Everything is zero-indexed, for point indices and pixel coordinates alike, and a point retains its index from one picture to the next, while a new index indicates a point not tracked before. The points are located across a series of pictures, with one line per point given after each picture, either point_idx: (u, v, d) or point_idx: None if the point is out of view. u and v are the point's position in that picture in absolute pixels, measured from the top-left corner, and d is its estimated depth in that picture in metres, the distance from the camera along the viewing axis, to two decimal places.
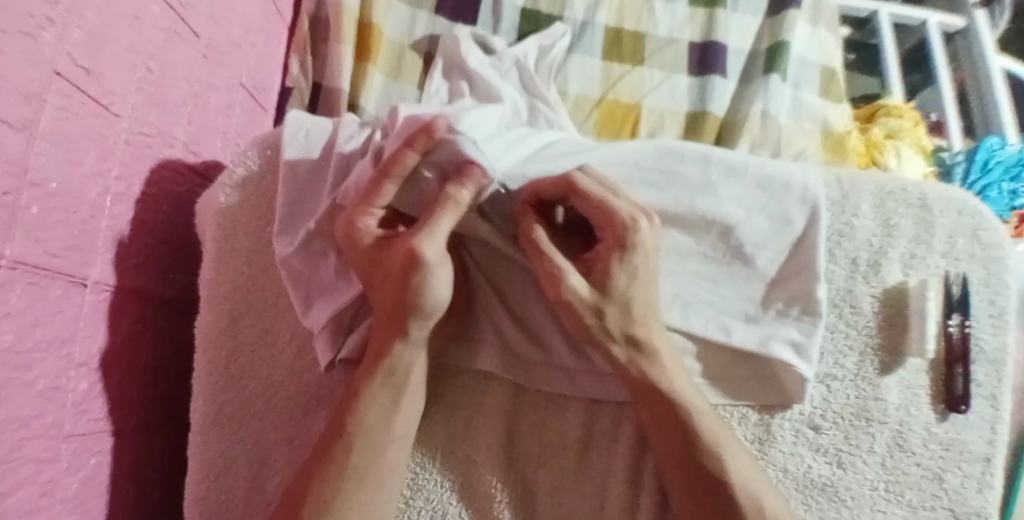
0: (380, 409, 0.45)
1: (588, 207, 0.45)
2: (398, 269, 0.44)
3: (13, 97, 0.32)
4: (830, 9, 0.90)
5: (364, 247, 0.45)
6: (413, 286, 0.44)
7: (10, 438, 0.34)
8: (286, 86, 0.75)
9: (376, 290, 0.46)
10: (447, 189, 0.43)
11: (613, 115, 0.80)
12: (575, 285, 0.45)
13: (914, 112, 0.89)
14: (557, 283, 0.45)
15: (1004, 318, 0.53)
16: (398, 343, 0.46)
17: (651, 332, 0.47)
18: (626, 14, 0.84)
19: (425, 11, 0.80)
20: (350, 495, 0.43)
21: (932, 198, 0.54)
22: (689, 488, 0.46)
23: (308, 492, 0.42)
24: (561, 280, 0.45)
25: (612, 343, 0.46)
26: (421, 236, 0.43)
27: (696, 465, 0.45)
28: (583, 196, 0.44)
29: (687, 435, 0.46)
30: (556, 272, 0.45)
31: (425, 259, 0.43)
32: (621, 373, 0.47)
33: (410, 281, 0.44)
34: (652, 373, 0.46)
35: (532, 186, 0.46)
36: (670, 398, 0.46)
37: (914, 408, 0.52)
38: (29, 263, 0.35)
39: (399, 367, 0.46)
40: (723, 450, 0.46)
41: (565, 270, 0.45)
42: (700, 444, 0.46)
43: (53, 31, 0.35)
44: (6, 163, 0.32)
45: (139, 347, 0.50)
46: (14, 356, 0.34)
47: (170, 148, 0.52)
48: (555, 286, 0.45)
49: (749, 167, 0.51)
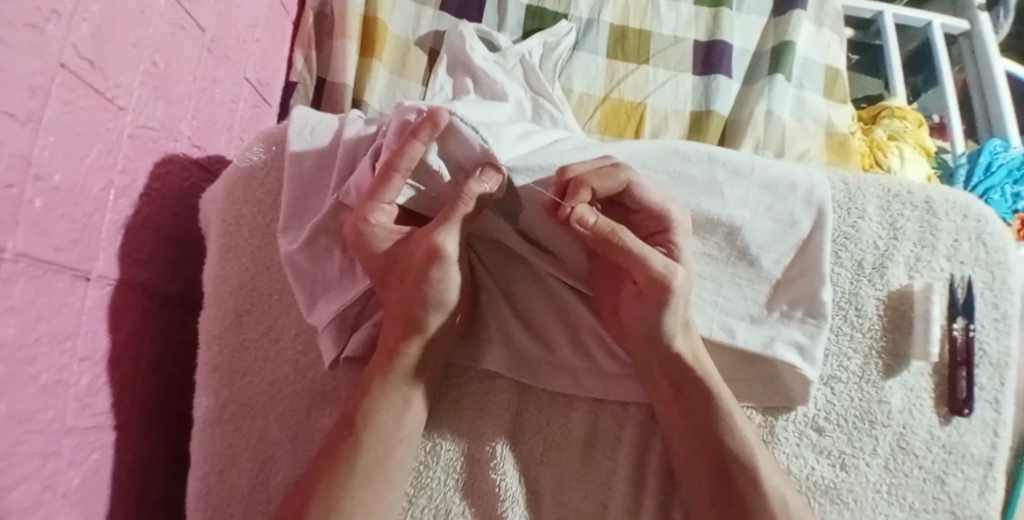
0: (393, 410, 0.45)
1: (641, 206, 0.46)
2: (416, 264, 0.45)
3: (17, 90, 0.31)
4: (835, 9, 0.90)
5: (372, 247, 0.45)
6: (431, 282, 0.45)
7: (11, 434, 0.34)
8: (290, 81, 0.75)
9: (385, 288, 0.47)
10: (468, 186, 0.43)
11: (617, 113, 0.80)
12: (681, 279, 0.44)
13: (917, 113, 0.89)
14: (659, 279, 0.44)
15: (1008, 322, 0.53)
16: (412, 345, 0.46)
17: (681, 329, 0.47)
18: (631, 12, 0.84)
19: (431, 8, 0.79)
20: (359, 493, 0.43)
21: (937, 201, 0.55)
22: (715, 487, 0.46)
23: (314, 495, 0.42)
24: (666, 277, 0.44)
25: (674, 338, 0.46)
26: (441, 231, 0.44)
27: (718, 460, 0.46)
28: (637, 191, 0.46)
29: (710, 431, 0.46)
30: (654, 270, 0.44)
31: (448, 252, 0.44)
32: (647, 364, 0.48)
33: (430, 275, 0.45)
34: (701, 362, 0.47)
35: (580, 180, 0.44)
36: (706, 392, 0.47)
37: (917, 411, 0.52)
38: (33, 257, 0.34)
39: (409, 367, 0.46)
40: (756, 449, 0.46)
41: (659, 267, 0.44)
42: (721, 441, 0.46)
43: (59, 24, 0.34)
44: (11, 156, 0.31)
45: (142, 341, 0.50)
46: (17, 351, 0.34)
47: (175, 142, 0.51)
48: (642, 279, 0.44)
49: (755, 168, 0.51)
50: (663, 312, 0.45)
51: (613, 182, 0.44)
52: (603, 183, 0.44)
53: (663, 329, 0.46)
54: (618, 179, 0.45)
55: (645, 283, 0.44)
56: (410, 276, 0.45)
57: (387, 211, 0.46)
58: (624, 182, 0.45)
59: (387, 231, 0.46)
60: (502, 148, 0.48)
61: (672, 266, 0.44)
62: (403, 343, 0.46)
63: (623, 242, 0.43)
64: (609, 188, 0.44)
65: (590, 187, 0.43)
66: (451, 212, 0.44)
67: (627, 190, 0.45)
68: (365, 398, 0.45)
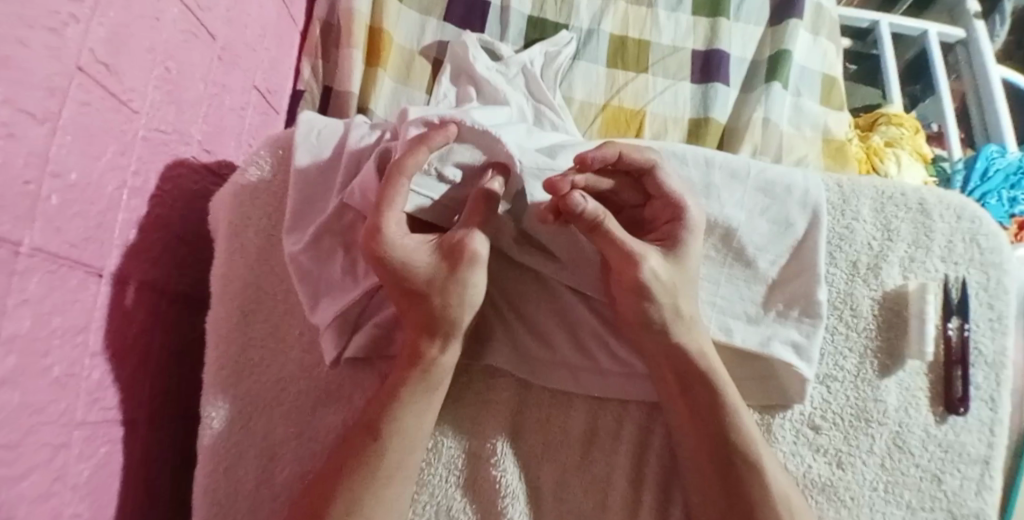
0: (415, 411, 0.46)
1: (660, 192, 0.48)
2: (447, 265, 0.46)
3: (35, 90, 0.33)
4: (831, 18, 0.92)
5: (397, 260, 0.44)
6: (462, 283, 0.46)
7: (23, 424, 0.35)
8: (297, 90, 0.77)
9: (408, 296, 0.46)
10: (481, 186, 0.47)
11: (617, 121, 0.81)
12: (652, 269, 0.47)
13: (914, 121, 0.90)
14: (633, 262, 0.46)
15: (1004, 321, 0.54)
16: (437, 340, 0.47)
17: (679, 329, 0.48)
18: (630, 22, 0.86)
19: (434, 18, 0.81)
20: (379, 493, 0.44)
21: (931, 203, 0.55)
22: (720, 486, 0.47)
23: (335, 493, 0.43)
24: (639, 260, 0.46)
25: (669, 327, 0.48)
26: (466, 232, 0.47)
27: (722, 458, 0.47)
28: (660, 176, 0.48)
29: (714, 427, 0.47)
30: (631, 253, 0.46)
31: (478, 250, 0.46)
32: (652, 359, 0.49)
33: (461, 273, 0.46)
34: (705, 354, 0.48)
35: (618, 149, 0.47)
36: (709, 387, 0.48)
37: (913, 410, 0.52)
38: (48, 252, 0.36)
39: (438, 371, 0.47)
40: (757, 442, 0.47)
41: (634, 247, 0.47)
42: (724, 433, 0.47)
43: (77, 29, 0.36)
44: (29, 155, 0.33)
45: (152, 339, 0.52)
46: (31, 342, 0.35)
47: (186, 146, 0.53)
48: (617, 262, 0.47)
49: (751, 172, 0.52)
50: (643, 298, 0.47)
51: (641, 157, 0.47)
52: (631, 152, 0.47)
53: (649, 315, 0.48)
54: (647, 156, 0.48)
55: (621, 268, 0.47)
56: (438, 283, 0.46)
57: (398, 220, 0.45)
58: (652, 161, 0.48)
59: (400, 242, 0.45)
60: (516, 150, 0.49)
61: (647, 255, 0.47)
62: (427, 339, 0.47)
63: (603, 227, 0.45)
64: (636, 159, 0.47)
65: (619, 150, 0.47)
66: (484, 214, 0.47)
67: (650, 172, 0.48)
68: (382, 398, 0.46)
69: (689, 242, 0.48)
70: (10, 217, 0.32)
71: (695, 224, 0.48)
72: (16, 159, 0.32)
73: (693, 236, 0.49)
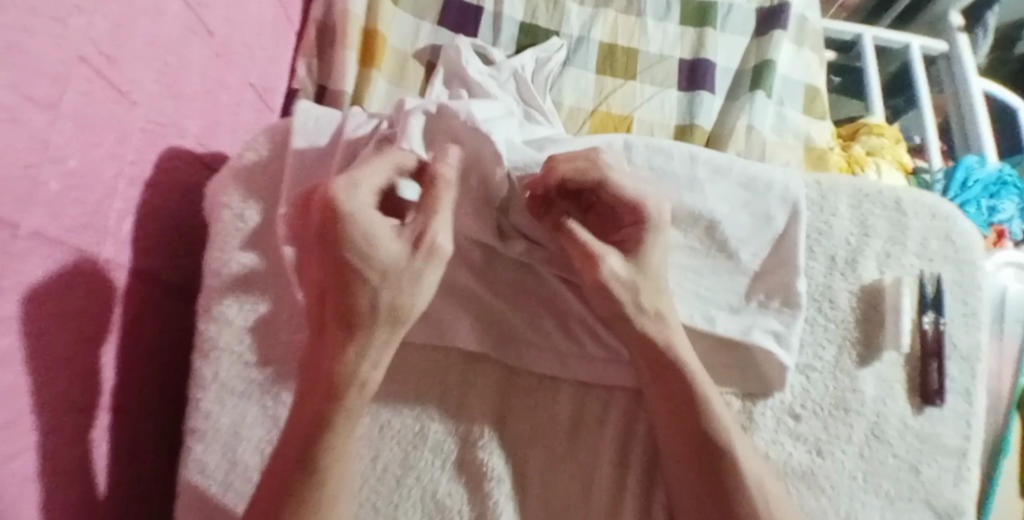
0: (344, 429, 0.43)
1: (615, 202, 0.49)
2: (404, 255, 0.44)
3: (38, 77, 0.34)
4: (814, 32, 0.96)
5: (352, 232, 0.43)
6: (409, 281, 0.44)
7: (16, 405, 0.35)
8: (292, 88, 0.78)
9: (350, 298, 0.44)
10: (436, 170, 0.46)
11: (606, 126, 0.83)
12: (611, 268, 0.49)
13: (895, 131, 0.94)
14: (594, 261, 0.48)
15: (977, 317, 0.56)
16: (351, 347, 0.44)
17: (654, 325, 0.49)
18: (619, 30, 0.89)
19: (428, 22, 0.84)
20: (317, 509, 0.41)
21: (906, 201, 0.57)
22: (699, 477, 0.47)
23: (287, 496, 0.41)
24: (599, 260, 0.48)
25: (641, 318, 0.49)
26: (430, 220, 0.45)
27: (700, 442, 0.48)
28: (611, 189, 0.48)
29: (695, 420, 0.48)
30: (591, 251, 0.48)
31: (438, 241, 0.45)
32: (635, 345, 0.50)
33: (416, 266, 0.45)
34: (670, 342, 0.49)
35: (587, 153, 0.49)
36: (680, 372, 0.49)
37: (890, 400, 0.53)
38: (46, 235, 0.37)
39: (361, 386, 0.44)
40: (730, 431, 0.48)
41: (591, 243, 0.49)
42: (702, 422, 0.48)
43: (79, 18, 0.37)
44: (30, 139, 0.34)
45: (143, 326, 0.52)
46: (26, 323, 0.36)
47: (182, 138, 0.54)
48: (580, 261, 0.49)
49: (734, 167, 0.54)
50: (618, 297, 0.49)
51: (585, 178, 0.48)
52: (574, 176, 0.47)
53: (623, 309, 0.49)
54: (591, 176, 0.48)
55: (585, 267, 0.49)
56: (393, 273, 0.44)
57: (361, 196, 0.44)
58: (597, 179, 0.48)
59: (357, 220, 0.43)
60: (503, 149, 0.51)
61: (606, 254, 0.49)
62: (342, 339, 0.44)
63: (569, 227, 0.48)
64: (579, 181, 0.48)
65: (560, 175, 0.47)
66: (436, 201, 0.46)
67: (600, 187, 0.48)
68: (303, 407, 0.44)
69: (652, 247, 0.50)
70: (11, 199, 0.33)
71: (658, 224, 0.49)
72: (17, 143, 0.33)
73: (655, 240, 0.50)
